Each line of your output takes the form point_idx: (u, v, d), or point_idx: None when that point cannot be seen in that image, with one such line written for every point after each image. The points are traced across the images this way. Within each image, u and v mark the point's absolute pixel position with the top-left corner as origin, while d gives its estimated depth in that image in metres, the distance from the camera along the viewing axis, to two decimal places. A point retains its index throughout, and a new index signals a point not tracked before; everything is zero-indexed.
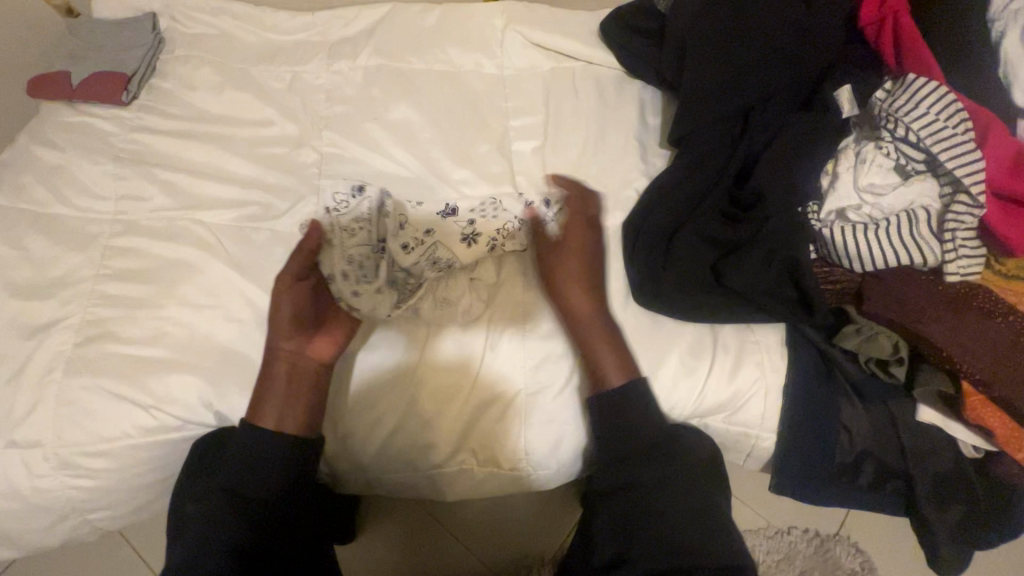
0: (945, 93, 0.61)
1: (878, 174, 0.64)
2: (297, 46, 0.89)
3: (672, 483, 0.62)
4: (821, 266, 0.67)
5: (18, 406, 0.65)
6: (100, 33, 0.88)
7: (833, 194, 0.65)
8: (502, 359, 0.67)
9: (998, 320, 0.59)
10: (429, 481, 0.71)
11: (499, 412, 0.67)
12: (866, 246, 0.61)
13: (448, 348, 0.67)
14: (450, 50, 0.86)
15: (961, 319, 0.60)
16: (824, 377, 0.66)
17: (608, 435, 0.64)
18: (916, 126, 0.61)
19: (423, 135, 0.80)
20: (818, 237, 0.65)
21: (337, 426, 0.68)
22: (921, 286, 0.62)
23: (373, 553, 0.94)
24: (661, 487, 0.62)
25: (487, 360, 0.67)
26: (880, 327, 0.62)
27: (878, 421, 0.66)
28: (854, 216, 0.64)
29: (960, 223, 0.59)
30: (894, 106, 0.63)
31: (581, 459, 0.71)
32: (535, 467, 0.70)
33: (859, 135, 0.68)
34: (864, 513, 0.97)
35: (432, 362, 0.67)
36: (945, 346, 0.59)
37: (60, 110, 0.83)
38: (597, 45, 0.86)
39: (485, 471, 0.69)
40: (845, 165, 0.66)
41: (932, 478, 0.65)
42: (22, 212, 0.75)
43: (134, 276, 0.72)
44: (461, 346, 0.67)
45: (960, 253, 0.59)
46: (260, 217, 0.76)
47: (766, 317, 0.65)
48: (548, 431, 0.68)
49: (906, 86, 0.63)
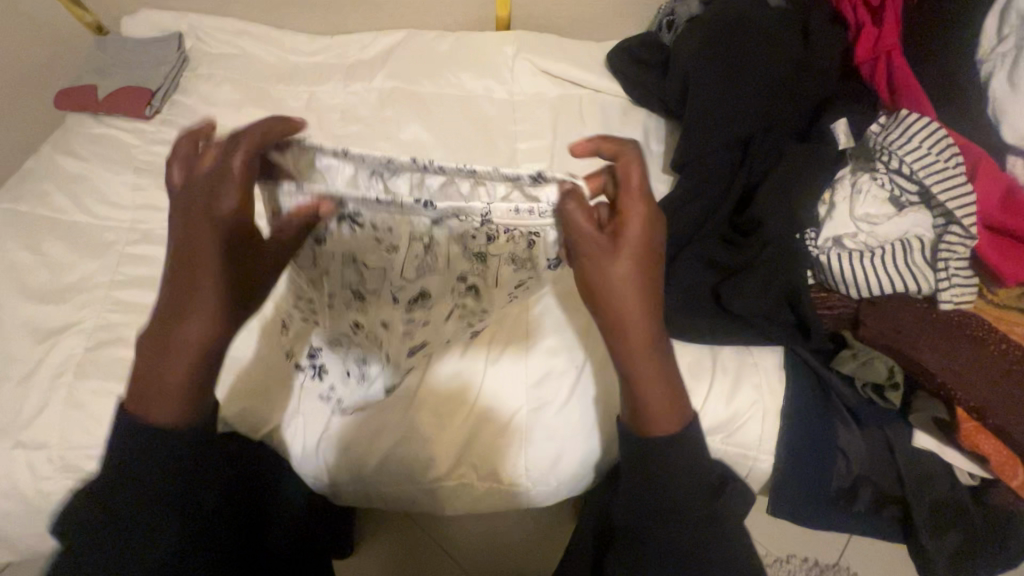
0: (936, 128, 0.62)
1: (872, 204, 0.66)
2: (315, 67, 0.93)
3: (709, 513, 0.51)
4: (818, 292, 0.68)
5: (28, 406, 0.67)
6: (126, 49, 0.92)
7: (830, 223, 0.67)
8: (497, 382, 0.68)
9: (991, 349, 0.60)
10: (428, 497, 0.70)
11: (498, 429, 0.68)
12: (865, 275, 0.62)
13: (446, 375, 0.68)
14: (462, 75, 0.90)
15: (954, 345, 0.61)
16: (822, 406, 0.65)
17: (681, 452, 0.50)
18: (909, 159, 0.63)
19: (432, 155, 0.83)
20: (816, 264, 0.66)
21: (332, 442, 0.68)
22: (912, 314, 0.63)
23: (370, 563, 0.94)
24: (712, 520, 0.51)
25: (484, 385, 0.68)
26: (875, 352, 0.63)
27: (875, 447, 0.65)
28: (850, 243, 0.66)
29: (953, 253, 0.61)
30: (888, 140, 0.65)
31: (578, 479, 0.70)
32: (536, 484, 0.69)
33: (855, 166, 0.69)
34: (868, 540, 0.96)
35: (431, 387, 0.68)
36: (940, 372, 0.60)
37: (86, 121, 0.87)
38: (603, 75, 0.90)
39: (485, 486, 0.69)
40: (841, 195, 0.68)
41: (932, 502, 0.64)
42: (42, 218, 0.78)
43: (147, 283, 0.73)
44: (458, 376, 0.68)
45: (953, 282, 0.61)
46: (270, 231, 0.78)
47: (766, 340, 0.66)
48: (549, 446, 0.67)
49: (900, 122, 0.64)
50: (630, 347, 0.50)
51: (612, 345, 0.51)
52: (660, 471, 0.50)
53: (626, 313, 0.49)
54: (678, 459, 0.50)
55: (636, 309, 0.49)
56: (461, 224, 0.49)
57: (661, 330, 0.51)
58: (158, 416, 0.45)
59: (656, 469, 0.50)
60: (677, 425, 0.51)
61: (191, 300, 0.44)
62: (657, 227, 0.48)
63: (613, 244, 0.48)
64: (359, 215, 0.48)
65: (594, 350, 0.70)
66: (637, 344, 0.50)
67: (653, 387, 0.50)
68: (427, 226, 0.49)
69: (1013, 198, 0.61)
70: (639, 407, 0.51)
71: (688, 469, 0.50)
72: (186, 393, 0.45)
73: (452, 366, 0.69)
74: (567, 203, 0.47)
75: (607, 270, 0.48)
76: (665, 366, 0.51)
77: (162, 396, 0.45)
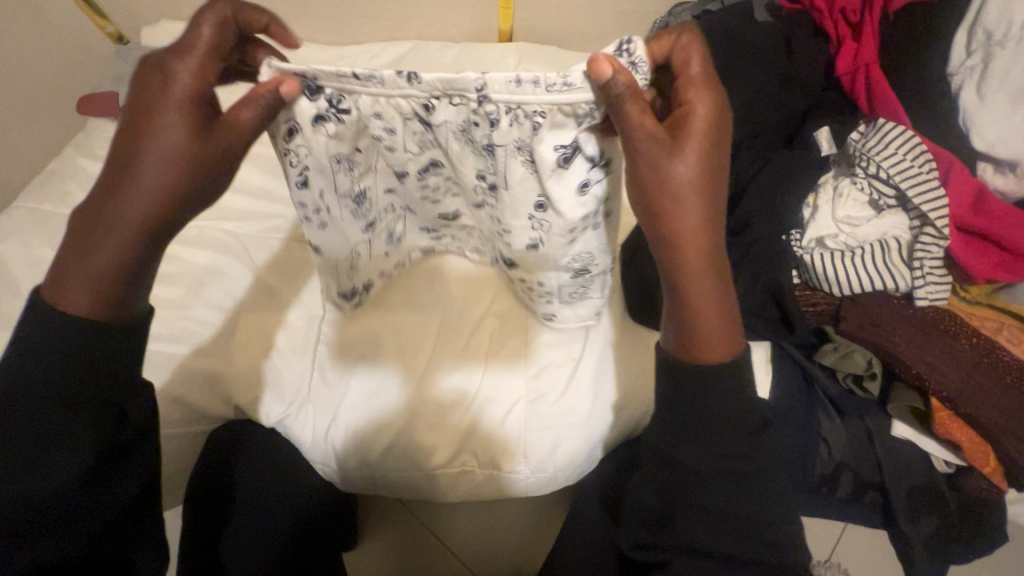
0: (911, 136, 0.66)
1: (853, 208, 0.70)
2: None
3: (754, 461, 0.50)
4: (802, 290, 0.71)
5: None
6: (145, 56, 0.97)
7: (813, 224, 0.71)
8: (497, 378, 0.72)
9: (964, 342, 0.64)
10: (430, 485, 0.73)
11: (498, 420, 0.71)
12: (846, 273, 0.66)
13: (448, 372, 0.72)
14: None
15: (930, 340, 0.64)
16: (805, 396, 0.70)
17: (727, 397, 0.49)
18: (886, 165, 0.67)
19: None
20: (801, 263, 0.70)
21: (340, 433, 0.70)
22: (892, 311, 0.66)
23: (374, 553, 0.97)
24: (758, 472, 0.50)
25: (484, 386, 0.72)
26: (855, 346, 0.66)
27: (855, 436, 0.68)
28: (832, 244, 0.69)
29: (928, 253, 0.65)
30: (867, 147, 0.69)
31: (575, 468, 0.73)
32: (534, 472, 0.72)
33: (837, 172, 0.74)
34: (857, 534, 0.99)
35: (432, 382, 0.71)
36: (917, 364, 0.63)
37: (108, 125, 0.91)
38: None
39: (485, 473, 0.72)
40: (824, 199, 0.72)
41: (909, 487, 0.67)
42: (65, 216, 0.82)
43: (164, 278, 0.77)
44: (458, 383, 0.72)
45: (928, 280, 0.65)
46: (281, 229, 0.82)
47: (751, 334, 0.70)
48: (546, 435, 0.70)
49: (878, 130, 0.69)
50: (678, 245, 0.49)
51: (664, 258, 0.50)
52: (712, 420, 0.49)
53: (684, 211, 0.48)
54: (728, 403, 0.49)
55: (693, 206, 0.48)
56: (469, 108, 0.45)
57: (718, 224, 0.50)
58: (73, 304, 0.43)
59: (700, 419, 0.49)
60: (729, 350, 0.50)
61: (146, 129, 0.44)
62: (717, 134, 0.48)
63: (673, 142, 0.47)
64: (342, 102, 0.46)
65: (591, 345, 0.73)
66: (696, 241, 0.49)
67: (707, 302, 0.49)
68: (422, 110, 0.46)
69: (982, 201, 0.65)
70: (688, 326, 0.50)
71: (728, 413, 0.49)
72: (101, 278, 0.43)
73: (453, 373, 0.72)
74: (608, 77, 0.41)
75: (667, 170, 0.47)
76: (717, 283, 0.50)
77: (81, 275, 0.43)
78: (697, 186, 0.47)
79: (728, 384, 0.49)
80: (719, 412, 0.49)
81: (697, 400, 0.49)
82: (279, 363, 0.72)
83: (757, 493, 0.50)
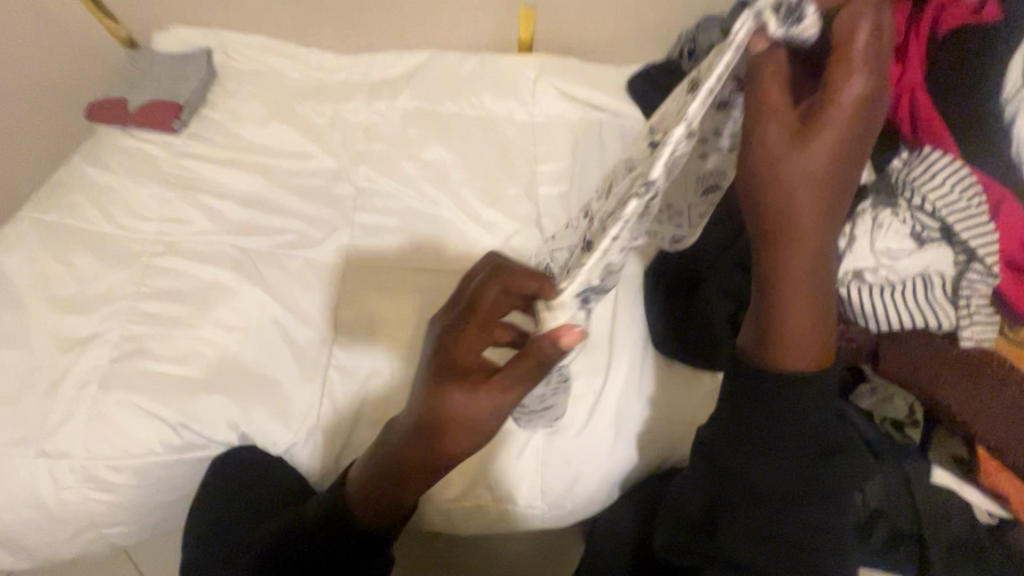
0: (960, 167, 0.63)
1: (894, 239, 0.64)
2: (339, 84, 0.95)
3: (817, 479, 0.52)
4: (837, 323, 0.68)
5: (55, 415, 0.68)
6: (157, 63, 0.94)
7: (850, 256, 0.66)
8: None
9: (1013, 389, 0.60)
10: (442, 518, 0.70)
11: (515, 452, 0.68)
12: (887, 311, 0.63)
13: None
14: (484, 97, 0.91)
15: (972, 384, 0.61)
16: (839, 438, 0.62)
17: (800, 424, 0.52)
18: (932, 197, 0.63)
19: (454, 176, 0.84)
20: (835, 297, 0.67)
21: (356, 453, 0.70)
22: (932, 350, 0.64)
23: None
24: (814, 490, 0.52)
25: None
26: (896, 390, 0.65)
27: (892, 481, 0.63)
28: (871, 278, 0.65)
29: (975, 291, 0.61)
30: (911, 176, 0.65)
31: (592, 504, 0.70)
32: (552, 508, 0.69)
33: (875, 201, 0.67)
34: None
35: None
36: (959, 409, 0.61)
37: (116, 133, 0.89)
38: (623, 99, 0.91)
39: (498, 509, 0.69)
40: (862, 228, 0.66)
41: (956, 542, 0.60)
42: (71, 228, 0.79)
43: (171, 295, 0.75)
44: None
45: (974, 320, 0.61)
46: (292, 245, 0.79)
47: None
48: (565, 470, 0.68)
49: (922, 158, 0.64)
50: (780, 250, 0.50)
51: (763, 248, 0.51)
52: (786, 442, 0.52)
53: (796, 201, 0.47)
54: (808, 427, 0.52)
55: (808, 197, 0.47)
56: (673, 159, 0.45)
57: (832, 242, 0.50)
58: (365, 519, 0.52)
59: (782, 435, 0.51)
60: (814, 363, 0.53)
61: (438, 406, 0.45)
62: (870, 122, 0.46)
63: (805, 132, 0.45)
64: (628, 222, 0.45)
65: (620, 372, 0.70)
66: (801, 247, 0.49)
67: (806, 309, 0.51)
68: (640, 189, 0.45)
69: None
70: (782, 335, 0.52)
71: (803, 436, 0.52)
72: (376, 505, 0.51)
73: None
74: (760, 45, 0.45)
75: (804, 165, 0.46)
76: (821, 286, 0.52)
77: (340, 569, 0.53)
78: (831, 185, 0.47)
79: (812, 409, 0.52)
80: (801, 437, 0.52)
81: (781, 414, 0.52)
82: (288, 390, 0.71)
83: (809, 512, 0.52)
